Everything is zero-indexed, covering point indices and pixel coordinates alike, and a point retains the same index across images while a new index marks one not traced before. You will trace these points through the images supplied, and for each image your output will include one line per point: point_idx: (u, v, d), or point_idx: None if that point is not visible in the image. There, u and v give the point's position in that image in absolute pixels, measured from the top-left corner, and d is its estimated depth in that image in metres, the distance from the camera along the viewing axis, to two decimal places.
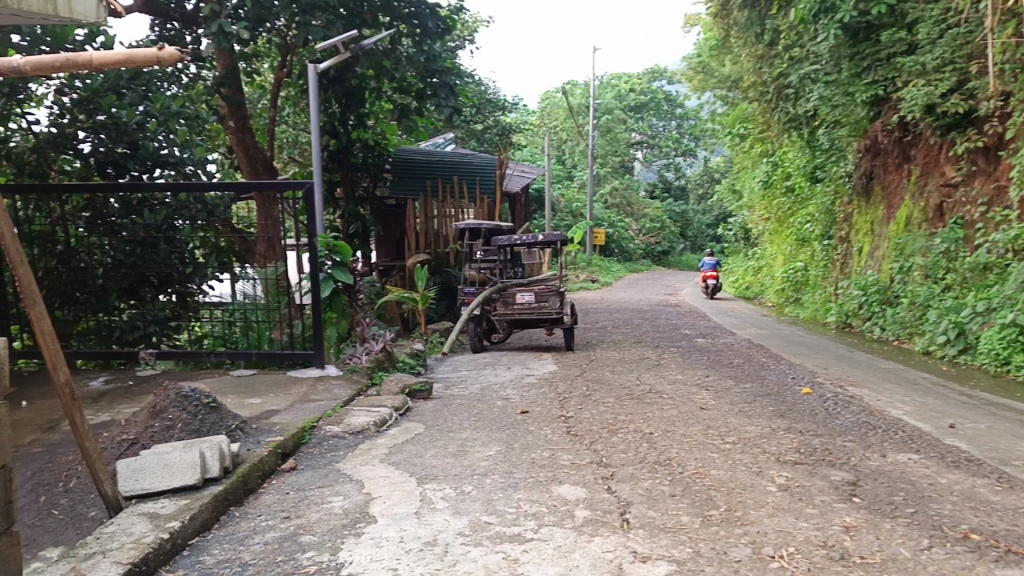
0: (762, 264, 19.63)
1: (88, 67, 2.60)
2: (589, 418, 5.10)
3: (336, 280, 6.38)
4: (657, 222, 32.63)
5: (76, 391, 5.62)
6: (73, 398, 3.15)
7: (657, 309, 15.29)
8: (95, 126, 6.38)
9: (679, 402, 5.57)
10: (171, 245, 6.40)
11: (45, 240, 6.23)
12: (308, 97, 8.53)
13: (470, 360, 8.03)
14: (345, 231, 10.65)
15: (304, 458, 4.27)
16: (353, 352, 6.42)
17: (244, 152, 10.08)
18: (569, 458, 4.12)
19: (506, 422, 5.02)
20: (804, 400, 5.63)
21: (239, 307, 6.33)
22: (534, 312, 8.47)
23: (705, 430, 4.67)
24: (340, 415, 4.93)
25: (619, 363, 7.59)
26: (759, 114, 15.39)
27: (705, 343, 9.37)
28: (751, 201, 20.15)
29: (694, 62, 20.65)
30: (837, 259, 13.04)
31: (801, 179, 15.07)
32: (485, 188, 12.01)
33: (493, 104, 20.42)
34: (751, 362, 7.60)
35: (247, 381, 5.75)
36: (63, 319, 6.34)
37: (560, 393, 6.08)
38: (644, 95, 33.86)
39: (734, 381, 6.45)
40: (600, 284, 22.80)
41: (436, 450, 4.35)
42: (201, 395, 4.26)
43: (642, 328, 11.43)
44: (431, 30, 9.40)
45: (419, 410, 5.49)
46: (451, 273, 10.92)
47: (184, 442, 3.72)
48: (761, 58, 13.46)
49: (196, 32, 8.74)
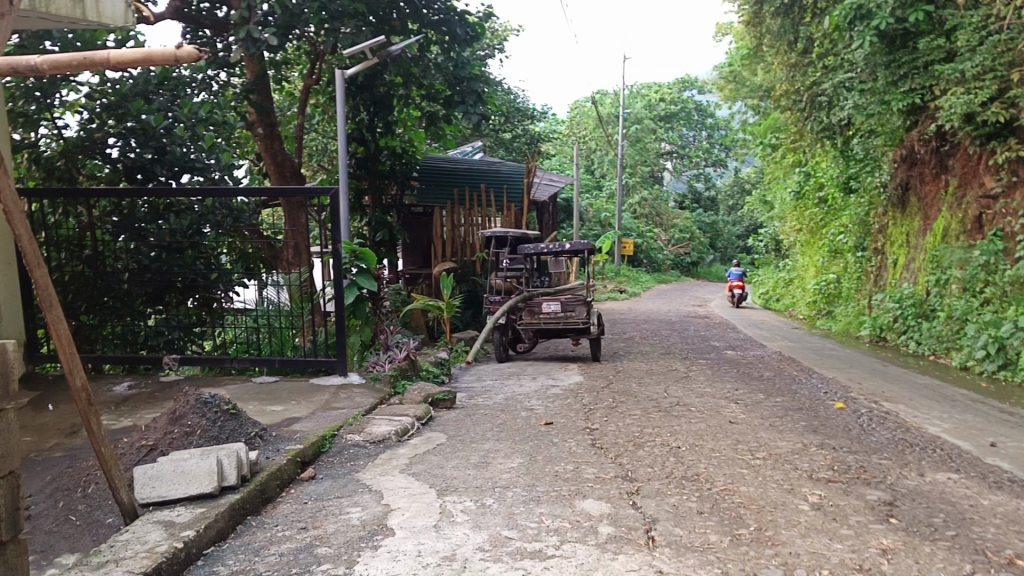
0: (793, 275, 19.36)
1: (105, 66, 2.56)
2: (614, 430, 4.99)
3: (360, 287, 6.33)
4: (686, 233, 32.36)
5: (100, 395, 5.62)
6: (89, 404, 3.10)
7: (685, 320, 15.11)
8: (123, 130, 6.41)
9: (708, 415, 5.44)
10: (196, 250, 6.37)
11: (73, 244, 6.26)
12: (336, 105, 8.48)
13: (495, 370, 7.94)
14: (372, 238, 10.63)
15: (324, 467, 4.21)
16: (376, 360, 6.37)
17: (272, 159, 10.06)
18: (594, 472, 4.02)
19: (529, 434, 4.92)
20: (837, 415, 5.47)
21: (263, 313, 6.31)
22: (560, 322, 8.36)
23: (735, 445, 4.53)
24: (362, 424, 4.86)
25: (646, 375, 7.46)
26: (791, 124, 15.18)
27: (735, 355, 9.20)
28: (783, 212, 19.91)
29: (726, 71, 20.48)
30: (871, 272, 12.79)
31: (834, 189, 14.83)
32: (512, 196, 11.93)
33: (522, 113, 20.40)
34: (782, 375, 7.43)
35: (270, 388, 5.71)
36: (90, 323, 6.38)
37: (586, 404, 5.97)
38: (674, 105, 33.70)
39: (764, 394, 6.30)
40: (628, 295, 22.63)
41: (458, 461, 4.26)
42: (221, 402, 4.22)
43: (670, 339, 11.28)
44: (460, 37, 9.29)
45: (442, 419, 5.41)
46: (477, 281, 10.86)
47: (201, 450, 3.67)
48: (794, 66, 13.32)
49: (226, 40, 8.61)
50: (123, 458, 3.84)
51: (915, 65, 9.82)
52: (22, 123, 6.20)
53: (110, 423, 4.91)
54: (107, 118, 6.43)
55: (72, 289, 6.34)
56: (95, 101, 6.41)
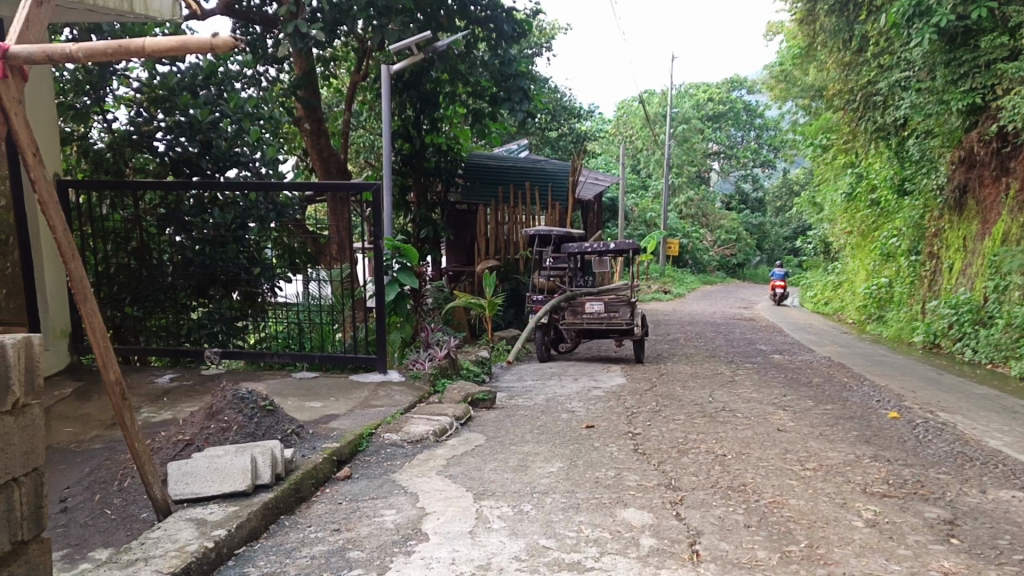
0: (843, 279, 18.92)
1: (141, 54, 2.53)
2: (657, 436, 4.84)
3: (402, 284, 6.26)
4: (733, 234, 31.85)
5: (142, 388, 5.64)
6: (123, 398, 3.07)
7: (731, 323, 14.82)
8: (171, 122, 6.41)
9: (754, 422, 5.26)
10: (240, 244, 6.37)
11: (120, 236, 6.30)
12: (381, 101, 8.32)
13: (536, 370, 7.83)
14: (416, 235, 10.58)
15: (360, 467, 4.14)
16: (417, 357, 6.30)
17: (318, 155, 10.07)
18: (636, 479, 3.89)
19: (570, 437, 4.80)
20: (891, 425, 5.24)
21: (305, 308, 6.27)
22: (604, 323, 8.21)
23: (783, 454, 4.37)
24: (399, 423, 4.79)
25: (690, 379, 7.28)
26: (845, 123, 14.76)
27: (782, 359, 8.97)
28: (833, 214, 19.47)
29: (777, 70, 20.09)
30: (925, 276, 12.40)
31: (887, 191, 14.42)
32: (557, 194, 11.78)
33: (569, 111, 20.26)
34: (831, 382, 7.20)
35: (309, 384, 5.68)
36: (133, 316, 6.39)
37: (628, 407, 5.82)
38: (722, 104, 33.24)
39: (814, 402, 6.09)
40: (672, 296, 22.33)
41: (496, 464, 4.16)
42: (258, 398, 4.18)
43: (715, 342, 11.05)
44: (507, 33, 9.13)
45: (481, 420, 5.32)
46: (519, 280, 10.77)
47: (236, 446, 3.62)
48: (848, 64, 13.00)
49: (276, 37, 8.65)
50: (159, 453, 3.82)
51: (976, 64, 9.47)
52: (73, 117, 6.25)
53: (149, 416, 4.92)
54: (155, 110, 6.44)
55: (118, 281, 6.36)
56: (146, 94, 6.44)
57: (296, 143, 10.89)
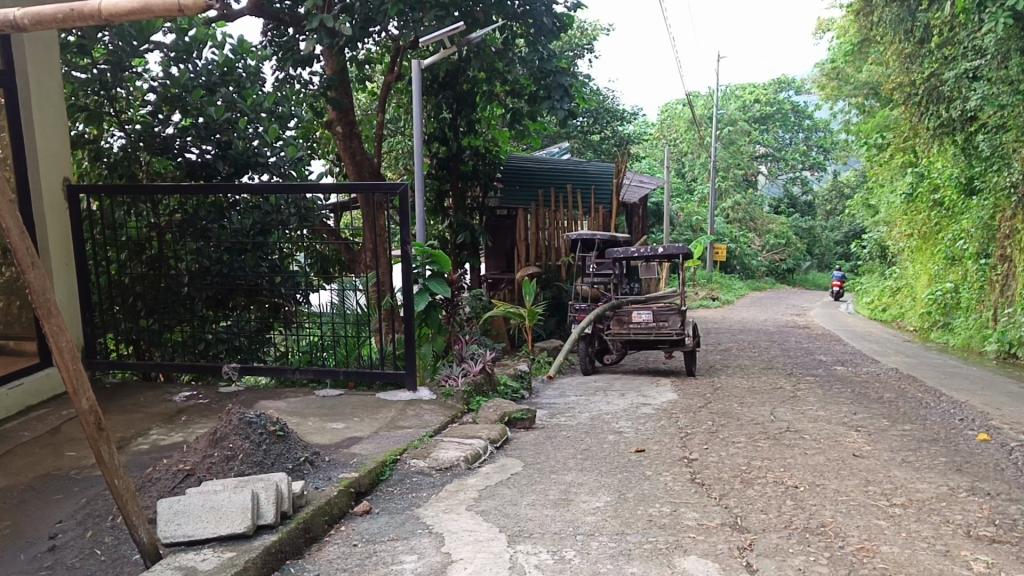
0: (901, 285, 18.02)
1: (95, 18, 2.19)
2: (717, 462, 4.30)
3: (433, 293, 5.78)
4: (782, 238, 30.80)
5: (159, 406, 5.29)
6: (99, 429, 2.66)
7: (785, 331, 14.04)
8: (186, 124, 6.09)
9: (825, 446, 4.68)
10: (260, 252, 6.01)
11: (136, 246, 5.99)
12: (412, 101, 7.79)
13: (580, 384, 7.31)
14: (453, 241, 10.20)
15: (381, 500, 3.68)
16: (450, 373, 5.80)
17: (351, 158, 9.71)
18: (696, 518, 3.35)
19: (619, 463, 4.29)
20: (983, 450, 4.62)
21: (328, 320, 5.83)
22: (652, 333, 7.67)
23: (865, 487, 3.80)
24: (428, 447, 4.32)
25: (747, 394, 6.69)
26: (906, 120, 13.97)
27: (846, 371, 8.32)
28: (890, 217, 18.55)
29: (828, 68, 19.30)
30: (996, 281, 11.55)
31: (952, 190, 13.58)
32: (601, 197, 11.14)
33: (612, 114, 19.68)
34: (905, 398, 6.54)
35: (333, 402, 5.26)
36: (149, 329, 6.02)
37: (682, 428, 5.28)
38: (769, 106, 32.34)
39: (890, 421, 5.47)
40: (721, 302, 21.61)
41: (535, 497, 3.67)
42: (268, 423, 3.76)
43: (770, 352, 10.40)
44: (546, 27, 8.57)
45: (519, 442, 4.83)
46: (561, 287, 10.27)
47: (237, 481, 3.18)
48: (909, 55, 12.26)
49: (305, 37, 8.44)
50: (156, 485, 3.42)
51: None
52: (87, 118, 5.93)
53: (160, 439, 4.55)
54: (171, 111, 6.11)
55: (135, 292, 6.00)
56: (162, 92, 6.08)
57: (329, 148, 10.53)
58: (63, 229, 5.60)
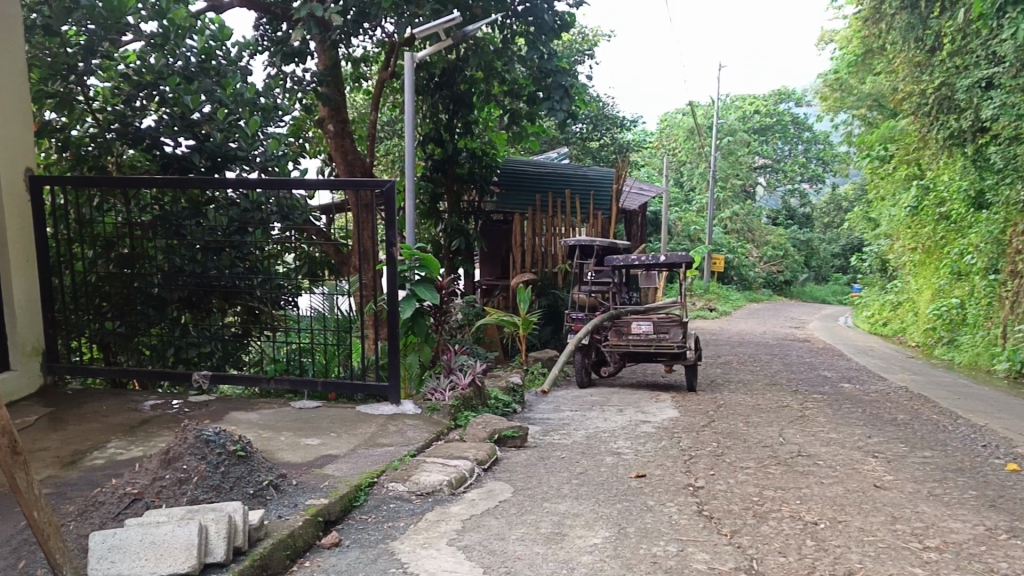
0: (902, 299, 17.68)
1: None
2: (725, 491, 3.92)
3: (419, 300, 5.31)
4: (780, 250, 30.10)
5: (122, 415, 4.89)
6: (14, 453, 2.26)
7: (786, 344, 13.65)
8: (163, 112, 5.73)
9: (843, 474, 4.30)
10: (238, 251, 5.57)
11: (107, 243, 5.59)
12: (405, 92, 7.34)
13: (576, 398, 6.92)
14: (447, 246, 9.81)
15: (353, 530, 3.29)
16: (437, 386, 5.41)
17: (341, 158, 9.29)
18: (706, 560, 2.97)
19: (619, 491, 3.91)
20: (1013, 483, 4.25)
21: (307, 325, 5.39)
22: (652, 345, 7.28)
23: (892, 525, 3.42)
24: (408, 468, 3.93)
25: (754, 412, 6.31)
26: (914, 131, 13.66)
27: (854, 389, 7.94)
28: (891, 230, 18.22)
29: (831, 79, 18.96)
30: (1005, 298, 11.18)
31: (960, 204, 13.25)
32: (600, 203, 10.77)
33: (612, 121, 19.33)
34: (920, 420, 6.17)
35: (309, 416, 4.86)
36: (116, 332, 5.64)
37: (685, 449, 4.90)
38: (770, 117, 32.10)
39: (909, 447, 5.10)
40: (718, 313, 21.22)
41: (524, 531, 3.28)
42: (228, 441, 3.37)
43: (772, 366, 10.00)
44: (547, 25, 8.17)
45: (509, 464, 4.45)
46: (558, 295, 9.89)
47: (185, 512, 2.78)
48: (920, 64, 11.99)
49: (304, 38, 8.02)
50: (98, 511, 3.03)
51: None
52: (57, 104, 5.59)
53: (117, 453, 4.16)
54: (147, 100, 5.75)
55: (103, 292, 5.63)
56: (137, 79, 5.74)
57: (321, 146, 10.11)
58: (23, 223, 5.23)
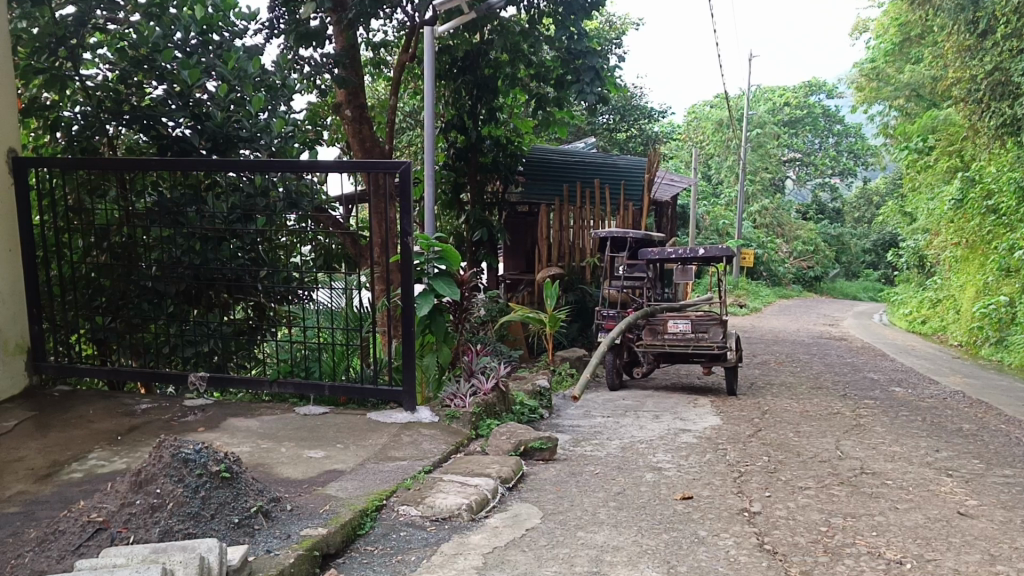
0: (942, 296, 16.95)
1: None
2: (786, 518, 3.40)
3: (438, 295, 4.82)
4: (810, 244, 29.13)
5: (112, 420, 4.45)
6: None
7: (821, 343, 13.02)
8: (160, 90, 5.30)
9: (919, 498, 3.76)
10: (240, 241, 5.21)
11: (100, 230, 5.13)
12: (424, 64, 6.79)
13: (607, 402, 6.42)
14: (469, 239, 9.28)
15: (356, 565, 2.81)
16: (456, 391, 4.90)
17: (359, 144, 8.76)
18: None
19: (664, 517, 3.40)
20: None
21: (315, 319, 4.91)
22: (689, 345, 6.77)
23: (992, 566, 2.89)
24: (422, 488, 3.44)
25: (803, 420, 5.76)
26: (961, 120, 12.90)
27: (906, 394, 7.33)
28: (929, 225, 17.49)
29: (867, 68, 18.10)
30: None
31: (1010, 196, 12.45)
32: (630, 194, 10.23)
33: (640, 112, 18.77)
34: (989, 431, 5.59)
35: (315, 423, 4.39)
36: (109, 328, 5.18)
37: (734, 465, 4.38)
38: (799, 109, 31.37)
39: (986, 464, 4.53)
40: (749, 309, 20.59)
41: (557, 569, 2.78)
42: (210, 460, 2.89)
43: (813, 367, 9.40)
44: (576, 3, 7.56)
45: (536, 480, 3.95)
46: (585, 290, 9.38)
47: (149, 553, 2.30)
48: (969, 48, 11.25)
49: (323, 17, 7.57)
50: (58, 543, 2.59)
51: None
52: (45, 81, 5.12)
53: (98, 465, 3.71)
54: (144, 77, 5.32)
55: (96, 286, 5.19)
56: (131, 53, 5.29)
57: (339, 134, 9.63)
58: (7, 207, 4.83)
